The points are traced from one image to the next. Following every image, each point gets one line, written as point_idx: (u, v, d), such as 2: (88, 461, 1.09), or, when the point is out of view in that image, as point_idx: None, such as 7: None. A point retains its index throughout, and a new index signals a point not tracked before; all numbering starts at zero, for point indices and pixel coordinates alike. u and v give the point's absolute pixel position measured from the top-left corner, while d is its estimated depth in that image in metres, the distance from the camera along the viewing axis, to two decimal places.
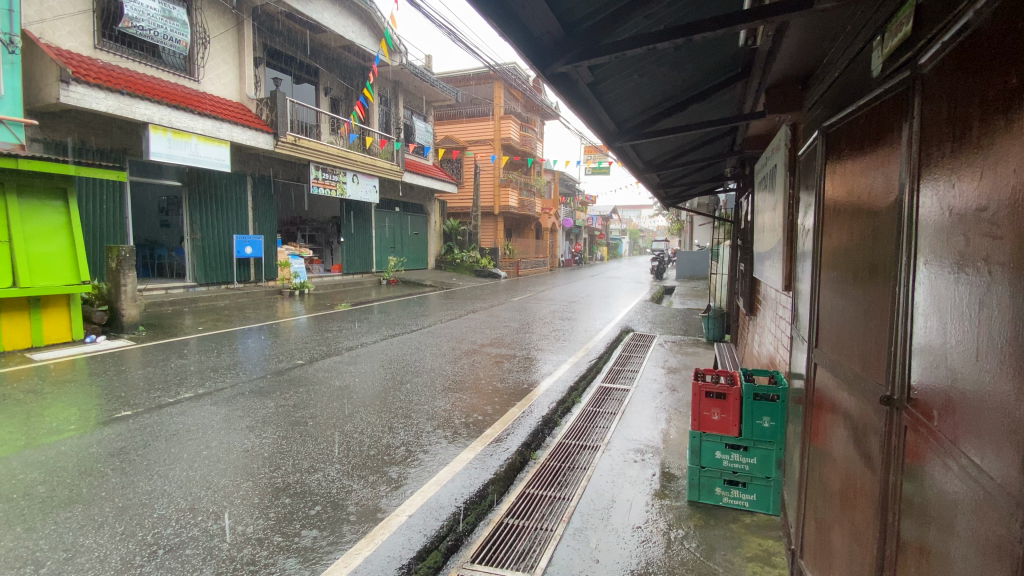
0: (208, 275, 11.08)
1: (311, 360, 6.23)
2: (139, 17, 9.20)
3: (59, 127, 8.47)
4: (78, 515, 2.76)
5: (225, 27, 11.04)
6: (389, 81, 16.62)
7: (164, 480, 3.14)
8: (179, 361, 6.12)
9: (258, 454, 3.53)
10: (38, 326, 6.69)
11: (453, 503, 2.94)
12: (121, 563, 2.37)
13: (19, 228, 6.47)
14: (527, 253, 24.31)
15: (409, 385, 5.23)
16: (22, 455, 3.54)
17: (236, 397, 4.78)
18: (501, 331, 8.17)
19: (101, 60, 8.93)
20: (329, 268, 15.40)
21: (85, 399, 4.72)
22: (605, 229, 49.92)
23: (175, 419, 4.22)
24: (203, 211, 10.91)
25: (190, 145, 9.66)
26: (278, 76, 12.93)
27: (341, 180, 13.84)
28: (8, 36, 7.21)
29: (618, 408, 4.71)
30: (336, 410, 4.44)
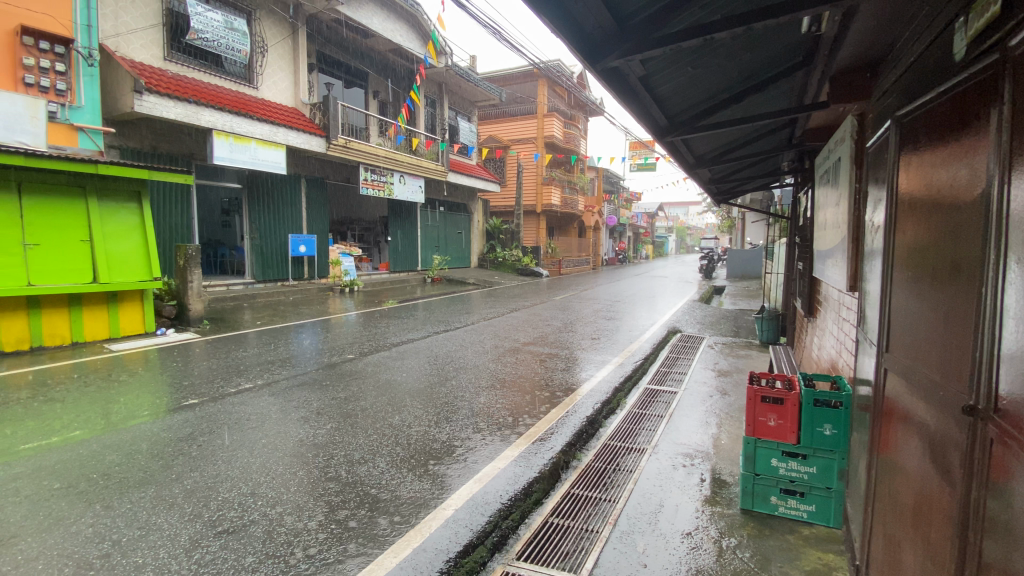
0: (266, 273, 11.65)
1: (360, 354, 6.42)
2: (204, 29, 9.76)
3: (133, 134, 9.11)
4: (150, 495, 2.97)
5: (281, 35, 11.54)
6: (435, 82, 16.90)
7: (227, 466, 3.33)
8: (240, 353, 6.47)
9: (311, 444, 3.68)
10: (115, 319, 7.23)
11: (498, 500, 2.95)
12: (189, 543, 2.52)
13: (99, 229, 7.05)
14: (570, 252, 24.14)
15: (453, 381, 5.29)
16: (102, 437, 3.85)
17: (292, 389, 4.98)
18: (544, 330, 8.17)
19: (170, 71, 9.55)
20: (377, 267, 15.86)
21: (155, 388, 5.06)
22: (650, 226, 48.84)
23: (236, 408, 4.47)
24: (260, 212, 11.48)
25: (250, 149, 10.16)
26: (330, 81, 13.39)
27: (389, 180, 14.20)
28: (87, 50, 7.86)
29: (665, 411, 4.60)
30: (384, 404, 4.56)
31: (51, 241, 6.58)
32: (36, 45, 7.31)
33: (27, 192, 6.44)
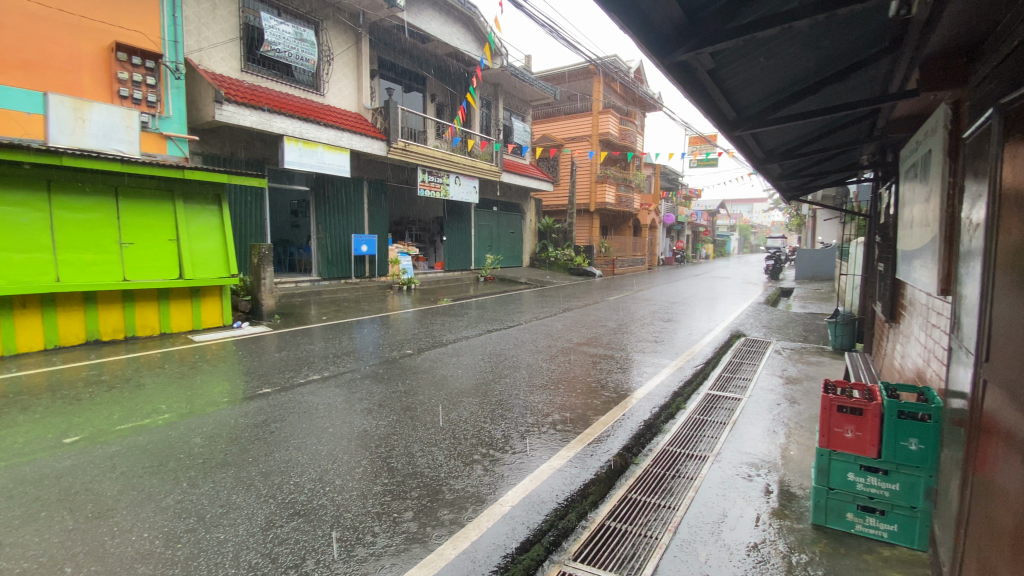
0: (331, 270, 12.23)
1: (418, 350, 6.62)
2: (276, 41, 10.50)
3: (214, 141, 9.84)
4: (229, 476, 3.20)
5: (346, 44, 12.07)
6: (490, 83, 17.10)
7: (298, 452, 3.53)
8: (308, 346, 6.85)
9: (373, 434, 3.84)
10: (198, 313, 7.84)
11: (555, 500, 2.94)
12: (266, 522, 2.70)
13: (184, 229, 7.68)
14: (624, 251, 23.68)
15: (508, 379, 5.34)
16: (188, 420, 4.20)
17: (355, 381, 5.22)
18: (598, 331, 8.07)
19: (246, 82, 10.22)
20: (432, 266, 16.17)
21: (233, 377, 5.45)
22: (710, 225, 46.99)
23: (304, 397, 4.73)
24: (326, 213, 12.07)
25: (317, 154, 10.69)
26: (390, 86, 13.85)
27: (445, 182, 14.52)
28: (174, 64, 8.56)
29: (728, 417, 4.42)
30: (442, 399, 4.67)
31: (143, 240, 7.24)
32: (130, 61, 8.07)
33: (124, 196, 7.12)
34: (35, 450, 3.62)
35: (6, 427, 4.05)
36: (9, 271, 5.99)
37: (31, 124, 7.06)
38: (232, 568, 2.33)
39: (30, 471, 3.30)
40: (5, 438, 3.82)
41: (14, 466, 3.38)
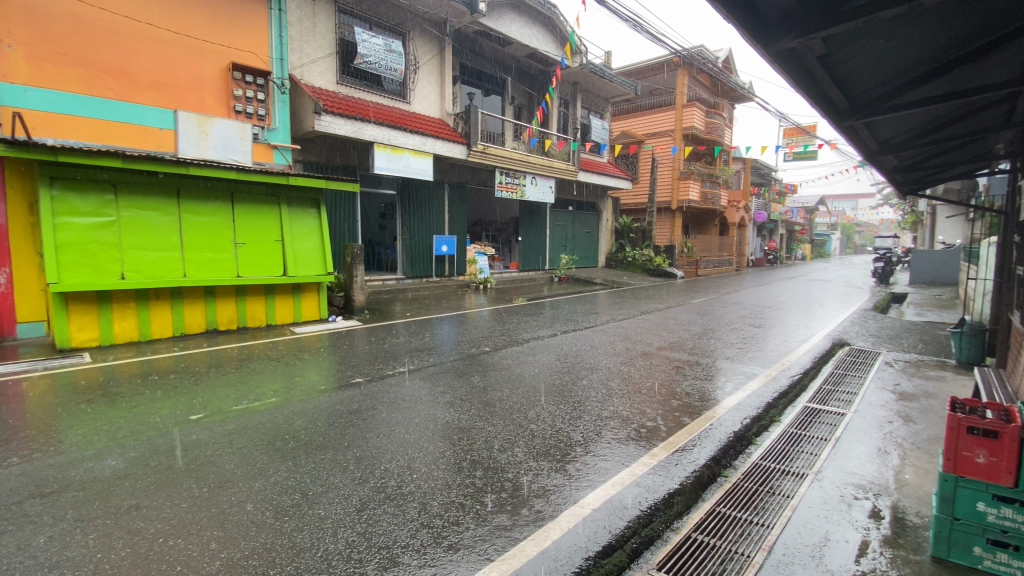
0: (414, 270, 12.83)
1: (496, 348, 6.75)
2: (368, 54, 11.13)
3: (313, 150, 10.66)
4: (328, 458, 3.47)
5: (431, 53, 12.58)
6: (569, 82, 17.05)
7: (388, 440, 3.75)
8: (394, 340, 7.23)
9: (455, 427, 3.98)
10: (298, 306, 8.54)
11: (637, 506, 2.88)
12: (360, 503, 2.89)
13: (288, 231, 8.42)
14: (709, 251, 22.50)
15: (585, 380, 5.30)
16: (292, 404, 4.61)
17: (438, 375, 5.44)
18: (680, 335, 7.77)
19: (341, 93, 10.98)
20: (507, 266, 16.37)
21: (328, 367, 5.89)
22: (807, 223, 43.29)
23: (392, 388, 5.01)
24: (410, 215, 12.67)
25: (403, 159, 11.24)
26: (472, 90, 14.24)
27: (522, 182, 14.66)
28: (280, 79, 9.42)
29: (830, 434, 4.07)
30: (520, 397, 4.74)
31: (254, 240, 8.03)
32: (243, 79, 8.97)
33: (239, 201, 7.95)
34: (167, 424, 4.16)
35: (145, 403, 4.68)
36: (146, 267, 6.91)
37: (164, 137, 8.18)
38: (331, 543, 2.52)
39: (164, 442, 3.79)
40: (145, 412, 4.42)
41: (151, 437, 3.89)
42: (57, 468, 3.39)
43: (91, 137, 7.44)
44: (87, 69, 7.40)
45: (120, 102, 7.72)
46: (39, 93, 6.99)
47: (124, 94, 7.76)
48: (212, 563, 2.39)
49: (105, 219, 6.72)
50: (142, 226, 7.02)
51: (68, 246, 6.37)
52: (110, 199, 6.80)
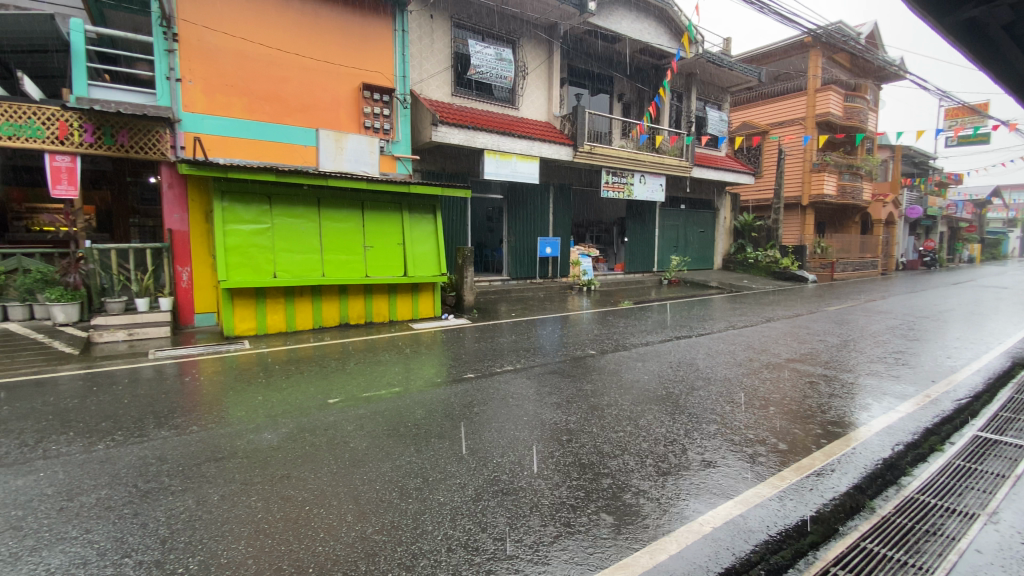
0: (519, 271, 13.14)
1: (603, 351, 6.63)
2: (480, 65, 11.58)
3: (430, 159, 11.38)
4: (445, 448, 3.67)
5: (539, 57, 12.77)
6: (682, 74, 16.25)
7: (499, 435, 3.88)
8: (501, 339, 7.46)
9: (563, 428, 4.00)
10: (416, 305, 9.16)
11: (765, 531, 2.65)
12: (475, 493, 3.02)
13: (408, 235, 9.08)
14: (847, 252, 19.99)
15: (701, 391, 4.99)
16: (412, 394, 4.98)
17: (545, 376, 5.48)
18: (813, 346, 6.99)
19: (455, 104, 11.57)
20: (613, 268, 16.02)
21: (442, 361, 6.24)
22: (976, 219, 36.55)
23: (501, 385, 5.17)
24: (517, 217, 12.97)
25: (511, 164, 11.54)
26: (579, 91, 14.18)
27: (630, 181, 14.28)
28: (403, 95, 10.16)
29: (1010, 471, 3.41)
30: (630, 404, 4.60)
31: (380, 243, 8.77)
32: (371, 97, 9.82)
33: (367, 209, 8.75)
34: (309, 406, 4.70)
35: (291, 385, 5.35)
36: (292, 267, 7.89)
37: (307, 153, 9.27)
38: (450, 529, 2.66)
39: (308, 422, 4.29)
40: (291, 394, 5.04)
41: (297, 416, 4.43)
42: (228, 437, 4.01)
43: (250, 155, 8.71)
44: (248, 97, 8.66)
45: (273, 124, 8.91)
46: (213, 120, 8.36)
47: (276, 117, 8.94)
48: (349, 534, 2.66)
49: (262, 226, 7.80)
50: (290, 232, 8.03)
51: (234, 249, 7.49)
52: (266, 209, 7.89)
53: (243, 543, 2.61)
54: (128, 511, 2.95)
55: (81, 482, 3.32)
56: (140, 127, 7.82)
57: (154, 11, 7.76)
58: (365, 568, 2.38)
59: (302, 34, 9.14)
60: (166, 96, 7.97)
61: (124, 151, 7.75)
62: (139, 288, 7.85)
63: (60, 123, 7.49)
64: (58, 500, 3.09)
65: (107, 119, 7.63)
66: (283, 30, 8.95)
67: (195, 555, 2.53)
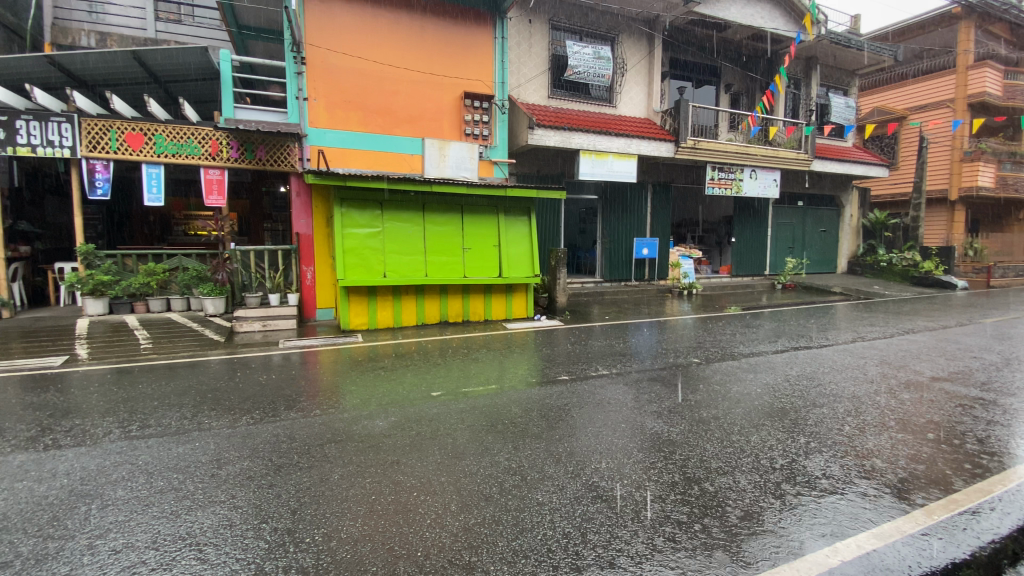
0: (613, 273, 12.82)
1: (708, 360, 6.25)
2: (579, 65, 11.61)
3: (526, 162, 11.53)
4: (542, 448, 3.69)
5: (640, 53, 12.43)
6: (800, 60, 14.88)
7: (597, 439, 3.81)
8: (596, 342, 7.33)
9: (665, 438, 3.83)
10: (510, 305, 9.35)
11: (906, 571, 2.33)
12: (574, 496, 2.99)
13: (504, 237, 9.28)
14: (1009, 255, 16.94)
15: (823, 409, 4.51)
16: (509, 392, 5.07)
17: (643, 383, 5.29)
18: (966, 365, 6.01)
19: (552, 106, 11.61)
20: (717, 270, 15.08)
21: (536, 362, 6.29)
22: None
23: (598, 389, 5.08)
24: (613, 218, 12.71)
25: (607, 163, 11.31)
26: (682, 84, 13.53)
27: (738, 177, 13.36)
28: (501, 101, 10.40)
29: None
30: (739, 418, 4.28)
31: (478, 245, 9.07)
32: (472, 104, 10.17)
33: (467, 212, 9.08)
34: (414, 397, 4.98)
35: (397, 377, 5.71)
36: (400, 268, 8.44)
37: (413, 161, 9.85)
38: (550, 530, 2.66)
39: (413, 412, 4.56)
40: (398, 386, 5.38)
41: (405, 406, 4.72)
42: (345, 422, 4.38)
43: (364, 165, 9.44)
44: (364, 111, 9.41)
45: (384, 135, 9.58)
46: (334, 134, 9.20)
47: (388, 128, 9.60)
48: (453, 523, 2.77)
49: (375, 229, 8.44)
50: (398, 235, 8.58)
51: (351, 250, 8.19)
52: (378, 214, 8.51)
53: (360, 520, 2.83)
54: (265, 482, 3.33)
55: (227, 453, 3.82)
56: (274, 142, 8.88)
57: (288, 38, 8.72)
58: (469, 558, 2.46)
59: (410, 49, 9.71)
60: (296, 114, 8.91)
61: (262, 164, 8.84)
62: (271, 285, 8.85)
63: (212, 142, 8.74)
64: (210, 467, 3.58)
65: (249, 137, 8.76)
66: (395, 47, 9.59)
67: (320, 527, 2.78)
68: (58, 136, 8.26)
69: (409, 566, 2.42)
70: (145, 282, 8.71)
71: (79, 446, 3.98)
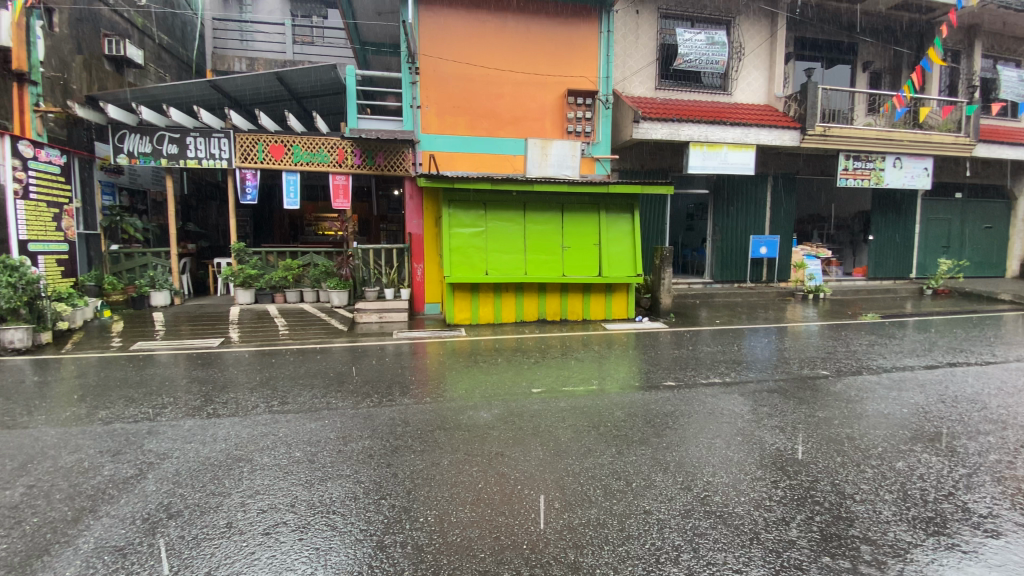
0: (724, 273, 11.99)
1: (839, 374, 5.59)
2: (689, 52, 11.04)
3: (630, 157, 11.21)
4: (648, 454, 3.56)
5: (759, 36, 11.50)
6: (961, 27, 12.74)
7: (709, 451, 3.59)
8: (705, 347, 6.92)
9: (786, 455, 3.51)
10: (610, 305, 9.16)
11: None
12: (684, 508, 2.86)
13: (605, 235, 9.10)
14: None
15: (990, 438, 3.81)
16: (612, 394, 4.96)
17: (762, 395, 4.87)
18: None
19: (659, 98, 11.14)
20: (849, 272, 13.49)
21: (640, 364, 6.11)
22: None
23: (710, 398, 4.78)
24: (724, 213, 11.89)
25: (721, 155, 10.59)
26: (810, 65, 12.25)
27: (879, 167, 11.81)
28: (605, 96, 10.19)
29: None
30: (878, 440, 3.77)
31: (579, 243, 9.00)
32: (575, 102, 10.11)
33: (567, 210, 9.03)
34: (516, 393, 5.09)
35: (501, 372, 5.87)
36: (501, 266, 8.68)
37: (516, 161, 10.03)
38: (659, 540, 2.57)
39: (516, 407, 4.65)
40: (502, 381, 5.52)
41: (507, 400, 4.84)
42: (452, 411, 4.60)
43: (470, 166, 9.83)
44: (471, 115, 9.78)
45: (489, 137, 9.89)
46: (443, 138, 9.70)
47: (492, 130, 9.90)
48: (557, 521, 2.78)
49: (478, 228, 8.74)
50: (500, 233, 8.81)
51: (457, 249, 8.58)
52: (481, 214, 8.80)
53: (469, 507, 2.95)
54: (383, 461, 3.62)
55: (351, 431, 4.20)
56: (391, 149, 9.70)
57: (404, 51, 9.32)
58: (575, 558, 2.46)
59: (515, 52, 9.90)
60: (410, 121, 9.51)
61: (381, 169, 9.74)
62: (387, 280, 9.57)
63: (339, 150, 9.70)
64: (337, 444, 3.96)
65: (370, 146, 9.63)
66: (501, 50, 9.83)
67: (432, 509, 2.95)
68: (219, 149, 9.64)
69: (516, 558, 2.47)
70: (283, 275, 9.88)
71: (234, 416, 4.63)
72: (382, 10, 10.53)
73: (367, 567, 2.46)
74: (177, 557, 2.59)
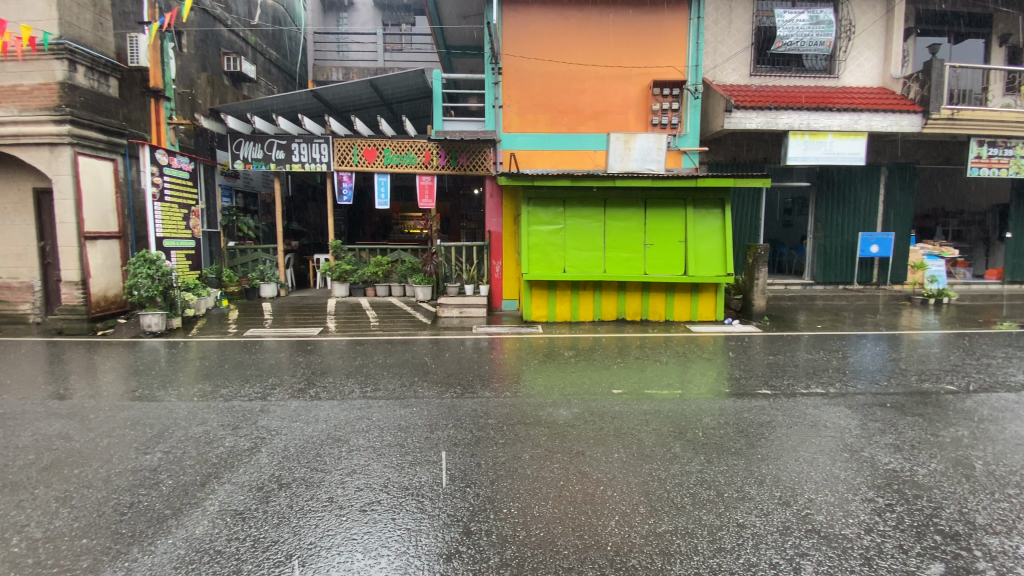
0: (827, 274, 11.02)
1: (969, 390, 4.92)
2: (789, 34, 10.28)
3: (721, 150, 10.61)
4: (740, 466, 3.38)
5: (872, 11, 10.39)
6: None
7: (811, 466, 3.34)
8: (804, 354, 6.42)
9: (901, 477, 3.18)
10: (696, 306, 8.76)
11: None
12: (783, 525, 2.69)
13: (692, 232, 8.70)
14: None
15: None
16: (698, 400, 4.76)
17: (874, 409, 4.42)
18: None
19: (755, 85, 10.42)
20: (980, 275, 11.87)
21: (729, 369, 5.80)
22: None
23: (810, 409, 4.43)
24: (828, 208, 10.91)
25: (825, 144, 9.72)
26: (935, 40, 10.87)
27: (1020, 154, 10.28)
28: (694, 85, 9.74)
29: None
30: (1020, 467, 3.30)
31: (662, 240, 8.69)
32: (661, 93, 9.76)
33: (651, 206, 8.74)
34: (596, 392, 5.05)
35: (581, 371, 5.84)
36: (579, 264, 8.65)
37: (598, 157, 9.88)
38: (754, 555, 2.45)
39: (596, 407, 4.61)
40: (582, 379, 5.50)
41: (587, 399, 4.82)
42: (532, 407, 4.65)
43: (551, 164, 9.83)
44: (552, 112, 9.79)
45: (570, 134, 9.83)
46: (524, 136, 9.80)
47: (574, 126, 9.83)
48: (643, 525, 2.74)
49: (557, 226, 8.75)
50: (579, 230, 8.75)
51: (535, 246, 8.67)
52: (560, 211, 8.80)
53: (551, 504, 2.99)
54: (468, 451, 3.76)
55: (436, 420, 4.40)
56: (474, 149, 10.03)
57: (488, 52, 9.55)
58: (662, 565, 2.42)
59: (598, 46, 9.76)
60: (492, 121, 9.72)
61: (463, 169, 10.12)
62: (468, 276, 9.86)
63: (426, 152, 10.20)
64: (424, 431, 4.16)
65: (454, 146, 10.03)
66: (584, 45, 9.74)
67: (515, 501, 3.03)
68: (319, 154, 10.47)
69: (600, 558, 2.48)
70: (374, 271, 10.51)
71: (332, 399, 5.03)
72: (468, 13, 10.84)
73: (455, 551, 2.58)
74: (288, 524, 2.88)
